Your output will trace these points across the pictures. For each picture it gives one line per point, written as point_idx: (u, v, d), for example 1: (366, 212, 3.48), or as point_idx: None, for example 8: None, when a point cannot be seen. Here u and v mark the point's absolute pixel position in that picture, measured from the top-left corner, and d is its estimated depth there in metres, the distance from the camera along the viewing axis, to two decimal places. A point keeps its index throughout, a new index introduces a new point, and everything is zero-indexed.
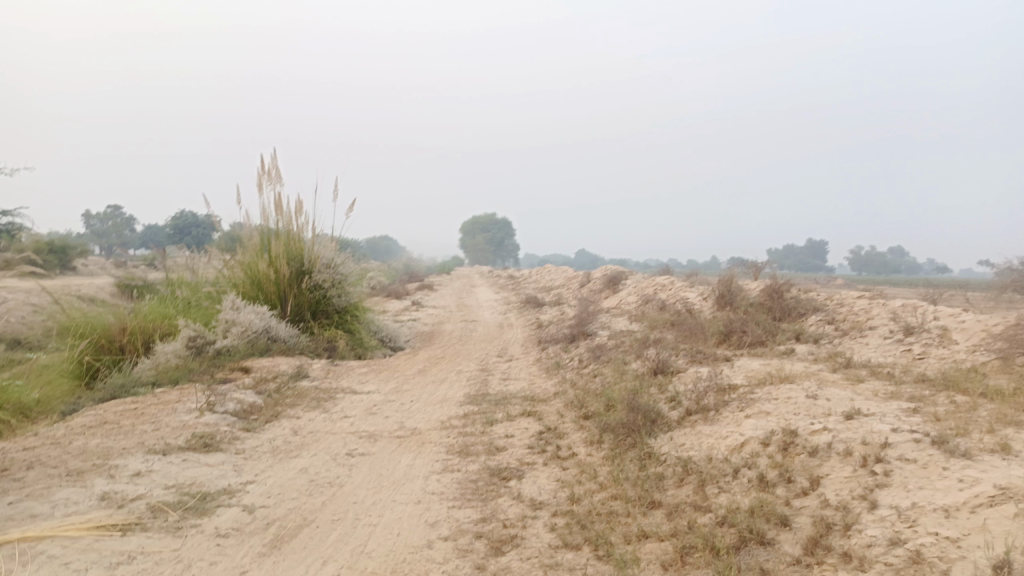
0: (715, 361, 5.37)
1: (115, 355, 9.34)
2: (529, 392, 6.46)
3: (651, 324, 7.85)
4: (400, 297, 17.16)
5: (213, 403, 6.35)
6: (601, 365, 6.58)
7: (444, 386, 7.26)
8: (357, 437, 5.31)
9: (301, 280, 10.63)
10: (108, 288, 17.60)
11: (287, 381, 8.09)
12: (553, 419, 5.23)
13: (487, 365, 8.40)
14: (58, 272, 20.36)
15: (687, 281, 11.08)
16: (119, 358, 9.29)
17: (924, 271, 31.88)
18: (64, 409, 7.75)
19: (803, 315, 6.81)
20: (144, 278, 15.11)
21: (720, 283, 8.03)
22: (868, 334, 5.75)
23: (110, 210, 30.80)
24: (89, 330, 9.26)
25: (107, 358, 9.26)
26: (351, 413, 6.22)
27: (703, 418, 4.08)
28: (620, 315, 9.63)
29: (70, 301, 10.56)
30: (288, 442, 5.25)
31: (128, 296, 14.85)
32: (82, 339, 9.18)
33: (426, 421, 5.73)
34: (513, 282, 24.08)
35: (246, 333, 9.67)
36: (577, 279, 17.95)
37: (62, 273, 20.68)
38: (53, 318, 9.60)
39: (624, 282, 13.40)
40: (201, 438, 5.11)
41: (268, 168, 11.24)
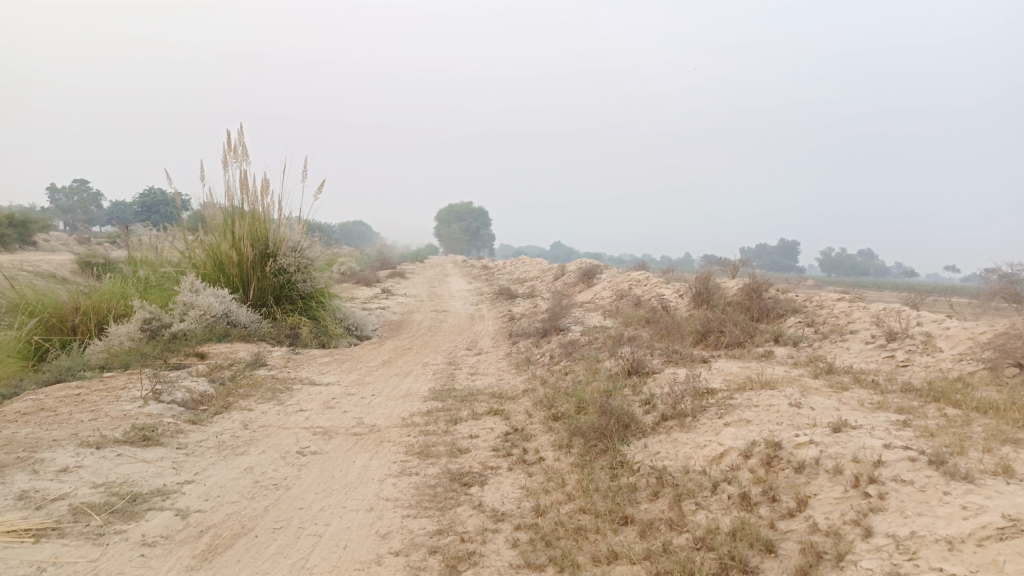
0: (692, 362, 5.13)
1: (66, 336, 8.83)
2: (497, 388, 6.18)
3: (626, 320, 7.60)
4: (371, 284, 16.77)
5: (160, 391, 5.98)
6: (573, 363, 6.32)
7: (409, 379, 6.95)
8: (311, 433, 4.98)
9: (266, 263, 10.19)
10: (68, 265, 17.02)
11: (244, 369, 7.71)
12: (520, 419, 4.96)
13: (455, 358, 8.10)
14: (17, 247, 19.62)
15: (663, 277, 10.87)
16: (70, 340, 8.78)
17: (892, 275, 32.21)
18: (4, 392, 7.30)
19: (782, 316, 6.60)
20: (105, 257, 14.56)
21: (697, 280, 7.81)
22: (849, 338, 5.55)
23: (77, 186, 29.88)
24: (39, 308, 8.77)
25: (57, 339, 8.74)
26: (308, 405, 5.89)
27: (679, 424, 3.82)
28: (594, 310, 9.38)
29: (22, 277, 10.01)
30: (236, 437, 4.91)
31: (87, 274, 14.31)
32: (31, 318, 8.68)
33: (387, 417, 5.42)
34: (487, 273, 23.75)
35: (204, 317, 9.24)
36: (551, 272, 17.70)
37: (22, 248, 19.97)
38: (1, 295, 9.09)
39: (599, 276, 13.16)
40: (141, 430, 4.75)
41: (234, 146, 10.76)
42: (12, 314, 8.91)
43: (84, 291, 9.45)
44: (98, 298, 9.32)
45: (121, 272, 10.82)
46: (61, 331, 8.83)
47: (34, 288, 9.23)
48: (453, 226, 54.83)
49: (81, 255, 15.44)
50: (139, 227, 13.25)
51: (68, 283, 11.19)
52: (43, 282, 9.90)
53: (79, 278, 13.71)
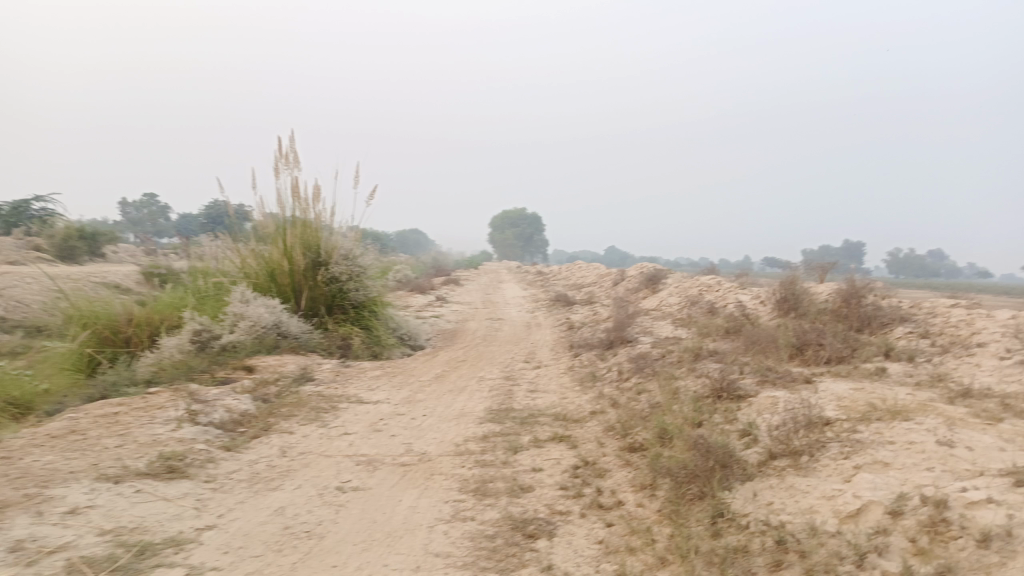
0: (793, 382, 4.39)
1: (119, 348, 8.53)
2: (561, 409, 5.53)
3: (701, 331, 6.85)
4: (425, 292, 16.31)
5: (197, 411, 5.51)
6: (646, 380, 5.61)
7: (464, 396, 6.36)
8: (354, 463, 4.42)
9: (317, 272, 9.77)
10: (134, 275, 17.05)
11: (290, 385, 7.24)
12: (591, 449, 4.29)
13: (513, 372, 7.47)
14: (87, 260, 19.90)
15: (736, 281, 10.04)
16: (122, 352, 8.49)
17: (967, 277, 30.36)
18: (49, 408, 6.98)
19: (887, 325, 5.77)
20: (168, 266, 14.52)
21: (781, 285, 7.01)
22: (978, 353, 4.70)
23: (146, 198, 30.37)
24: (92, 320, 8.50)
25: (110, 350, 8.45)
26: (354, 428, 5.34)
27: (793, 465, 3.10)
28: (662, 318, 8.61)
29: (80, 287, 9.84)
30: (272, 468, 4.38)
31: (150, 286, 14.29)
32: (85, 329, 8.43)
33: (439, 443, 4.81)
34: (543, 278, 23.08)
35: (254, 328, 8.86)
36: (610, 277, 16.95)
37: (91, 260, 20.20)
38: (58, 306, 8.89)
39: (664, 281, 12.36)
40: (167, 460, 4.27)
41: (284, 153, 10.42)
42: (67, 326, 8.70)
43: (138, 302, 9.18)
44: (151, 310, 9.04)
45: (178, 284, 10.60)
46: (113, 343, 8.53)
47: (90, 299, 8.99)
48: (508, 232, 54.40)
49: (145, 267, 15.47)
50: (200, 239, 13.12)
51: (126, 293, 11.02)
52: (98, 293, 9.71)
53: (143, 288, 13.69)
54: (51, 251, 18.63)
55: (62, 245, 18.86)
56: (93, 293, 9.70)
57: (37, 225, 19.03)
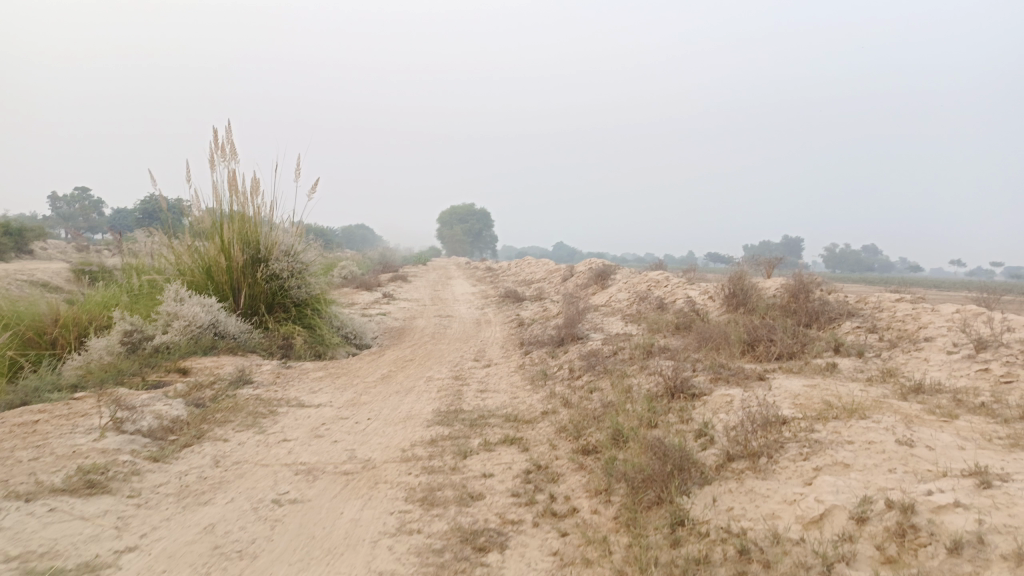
0: (747, 379, 4.32)
1: (44, 351, 8.00)
2: (512, 409, 5.37)
3: (652, 327, 6.77)
4: (372, 289, 15.95)
5: (123, 418, 5.15)
6: (598, 378, 5.49)
7: (410, 398, 6.14)
8: (292, 472, 4.17)
9: (256, 269, 9.38)
10: (64, 273, 16.22)
11: (227, 388, 6.89)
12: (543, 452, 4.14)
13: (462, 372, 7.26)
14: (13, 258, 18.80)
15: (684, 277, 10.04)
16: (48, 356, 7.94)
17: (900, 271, 31.43)
18: None
19: (835, 320, 5.77)
20: (101, 264, 13.81)
21: (730, 280, 6.99)
22: (926, 347, 4.72)
23: (78, 193, 29.02)
24: (14, 321, 7.95)
25: (34, 354, 7.90)
26: (293, 434, 5.07)
27: (751, 468, 3.01)
28: (612, 314, 8.53)
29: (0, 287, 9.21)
30: (203, 480, 4.10)
31: (81, 284, 13.56)
32: (6, 332, 7.87)
33: (384, 448, 4.59)
34: (492, 274, 22.90)
35: (189, 328, 8.43)
36: (559, 273, 16.88)
37: (18, 258, 19.11)
38: None
39: (613, 277, 12.32)
40: (87, 474, 3.94)
41: (221, 145, 9.97)
42: None
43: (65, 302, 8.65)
44: (79, 310, 8.52)
45: (111, 284, 10.05)
46: (38, 345, 8.00)
47: (11, 300, 8.42)
48: (456, 228, 54.06)
49: (75, 265, 14.70)
50: (135, 235, 12.52)
51: (53, 292, 10.41)
52: (21, 293, 9.12)
53: (73, 287, 12.99)
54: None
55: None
56: (15, 293, 9.10)
57: None
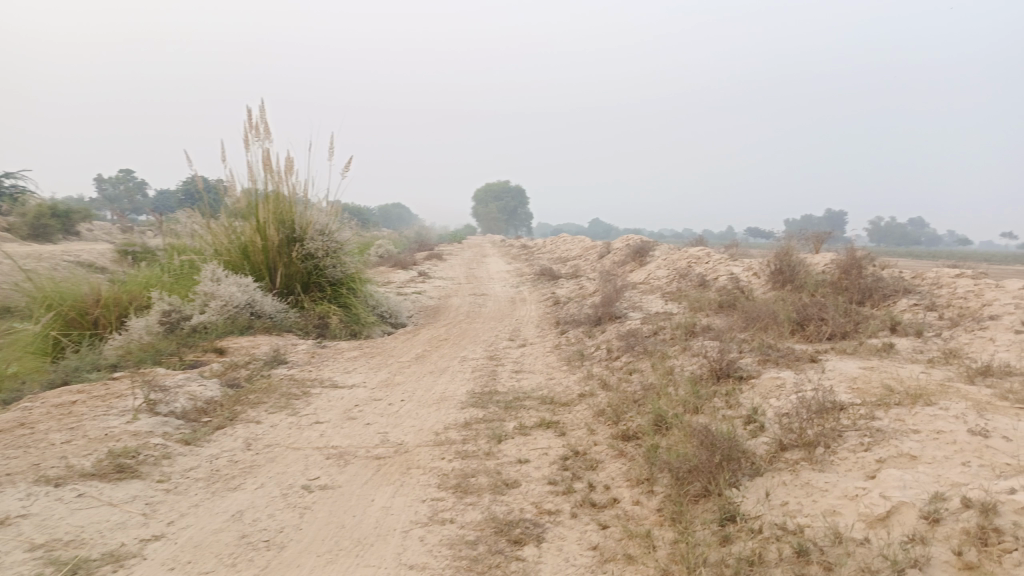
0: (797, 361, 4.07)
1: (87, 331, 8.08)
2: (548, 391, 5.20)
3: (694, 306, 6.51)
4: (407, 267, 15.88)
5: (156, 400, 5.11)
6: (637, 359, 5.29)
7: (445, 379, 6.01)
8: (323, 457, 4.07)
9: (291, 248, 9.31)
10: (109, 253, 16.49)
11: (261, 368, 6.86)
12: (581, 437, 3.96)
13: (497, 351, 7.11)
14: (61, 239, 19.17)
15: (726, 253, 9.72)
16: (90, 335, 8.03)
17: (948, 245, 30.39)
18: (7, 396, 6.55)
19: (889, 298, 5.46)
20: (143, 244, 13.97)
21: (776, 256, 6.69)
22: (991, 326, 4.41)
23: (122, 175, 29.51)
24: (57, 302, 8.04)
25: (76, 333, 7.99)
26: (326, 416, 4.98)
27: (807, 459, 2.79)
28: (652, 292, 8.27)
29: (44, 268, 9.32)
30: (233, 464, 4.02)
31: (124, 264, 13.76)
32: (49, 312, 7.96)
33: (417, 432, 4.47)
34: (528, 252, 22.69)
35: (226, 308, 8.42)
36: (595, 250, 16.61)
37: (65, 239, 19.48)
38: (21, 288, 8.40)
39: (651, 253, 12.02)
40: (118, 458, 3.89)
41: (254, 124, 9.90)
42: (29, 308, 8.22)
43: (107, 283, 8.73)
44: (119, 290, 8.58)
45: (152, 265, 10.14)
46: (80, 325, 8.08)
47: (54, 280, 8.51)
48: (491, 206, 53.90)
49: (118, 245, 14.91)
50: (175, 216, 12.62)
51: (95, 272, 10.55)
52: (64, 273, 9.23)
53: (116, 267, 13.17)
54: (21, 229, 17.98)
55: (33, 223, 18.15)
56: (58, 273, 9.21)
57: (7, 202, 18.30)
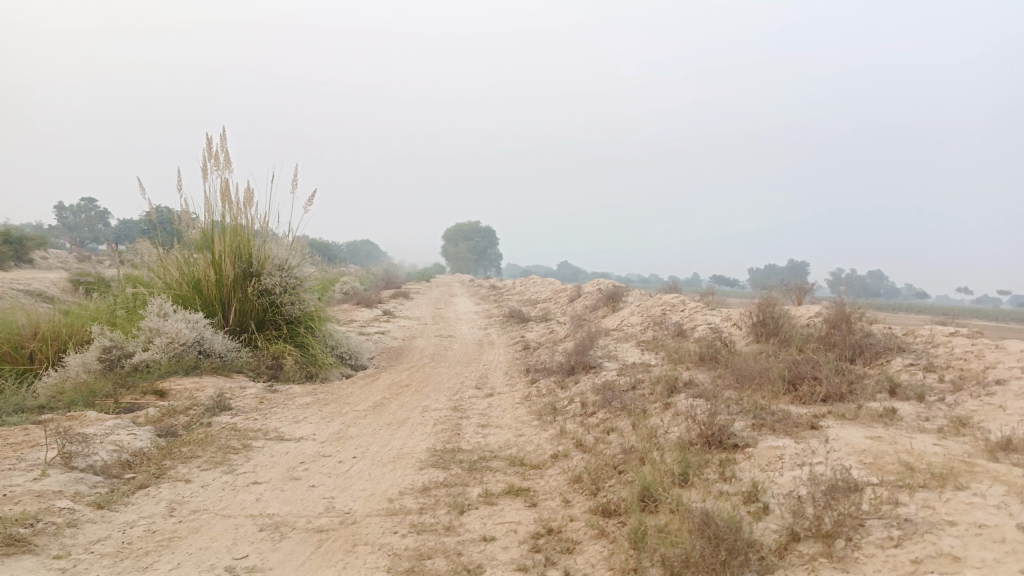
0: (796, 427, 3.66)
1: (19, 366, 7.39)
2: (517, 450, 4.71)
3: (673, 358, 6.12)
4: (372, 305, 15.33)
5: (73, 452, 4.49)
6: (615, 416, 4.85)
7: (403, 432, 5.49)
8: (256, 528, 3.52)
9: (247, 283, 8.74)
10: (62, 281, 15.65)
11: (202, 415, 6.24)
12: (554, 510, 3.48)
13: (462, 401, 6.60)
14: (11, 266, 18.14)
15: (701, 301, 9.43)
16: (23, 371, 7.34)
17: (908, 297, 30.85)
18: None
19: (882, 356, 5.13)
20: (97, 274, 13.21)
21: (759, 307, 6.35)
22: (999, 391, 4.07)
23: (84, 202, 28.57)
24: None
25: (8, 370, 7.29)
26: (266, 476, 4.42)
27: (826, 555, 2.35)
28: (626, 340, 7.86)
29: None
30: (151, 534, 3.45)
31: (74, 295, 12.96)
32: None
33: (368, 498, 3.94)
34: (496, 293, 22.20)
35: (172, 345, 7.78)
36: (565, 293, 16.27)
37: (19, 266, 18.50)
38: None
39: (624, 298, 11.65)
40: (10, 526, 3.28)
41: (214, 153, 9.40)
42: None
43: (47, 314, 8.06)
44: (60, 322, 7.91)
45: (101, 297, 9.50)
46: (13, 361, 7.38)
47: None
48: (460, 246, 53.55)
49: (71, 274, 14.11)
50: (131, 247, 11.97)
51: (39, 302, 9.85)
52: (1, 303, 8.53)
53: (64, 297, 12.40)
54: None
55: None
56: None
57: None
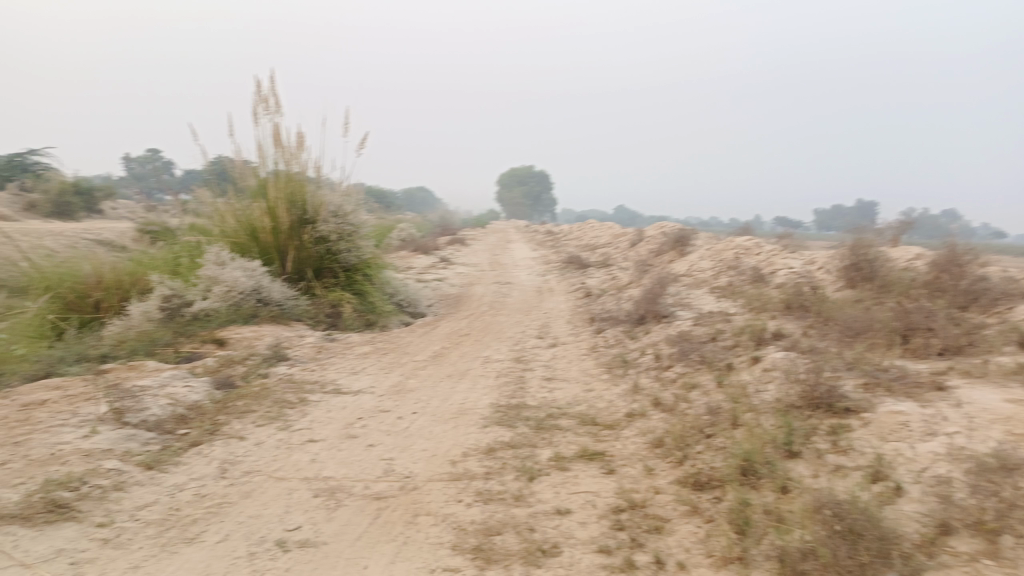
0: (917, 388, 3.17)
1: (86, 315, 7.33)
2: (588, 407, 4.34)
3: (754, 306, 5.60)
4: (429, 252, 15.06)
5: (125, 407, 4.31)
6: (696, 371, 4.41)
7: (464, 385, 5.17)
8: (310, 494, 3.26)
9: (303, 231, 8.48)
10: (129, 230, 15.86)
11: (259, 366, 6.06)
12: (637, 480, 3.10)
13: (524, 352, 6.24)
14: (84, 218, 18.49)
15: (778, 244, 8.78)
16: (89, 320, 7.29)
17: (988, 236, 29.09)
18: None
19: (1003, 303, 4.51)
20: (162, 223, 13.24)
21: (852, 248, 5.74)
22: None
23: (150, 153, 29.00)
24: (55, 283, 7.31)
25: (75, 319, 7.25)
26: (321, 434, 4.16)
27: (991, 556, 1.91)
28: (699, 287, 7.34)
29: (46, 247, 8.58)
30: (201, 499, 3.22)
31: (140, 243, 13.04)
32: (47, 293, 7.21)
33: (429, 460, 3.64)
34: (554, 238, 21.63)
35: (230, 294, 7.61)
36: (627, 237, 15.68)
37: (90, 217, 18.87)
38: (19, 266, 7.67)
39: (692, 241, 11.01)
40: (54, 489, 3.08)
41: (265, 96, 9.09)
42: (27, 287, 7.47)
43: (111, 262, 7.97)
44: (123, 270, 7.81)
45: (164, 246, 9.44)
46: (80, 310, 7.34)
47: (54, 258, 7.77)
48: (515, 191, 52.88)
49: (137, 224, 14.21)
50: (193, 196, 11.93)
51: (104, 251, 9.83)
52: (66, 251, 8.48)
53: (131, 246, 12.49)
54: (45, 206, 17.32)
55: (56, 200, 17.43)
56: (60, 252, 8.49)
57: (31, 182, 17.82)
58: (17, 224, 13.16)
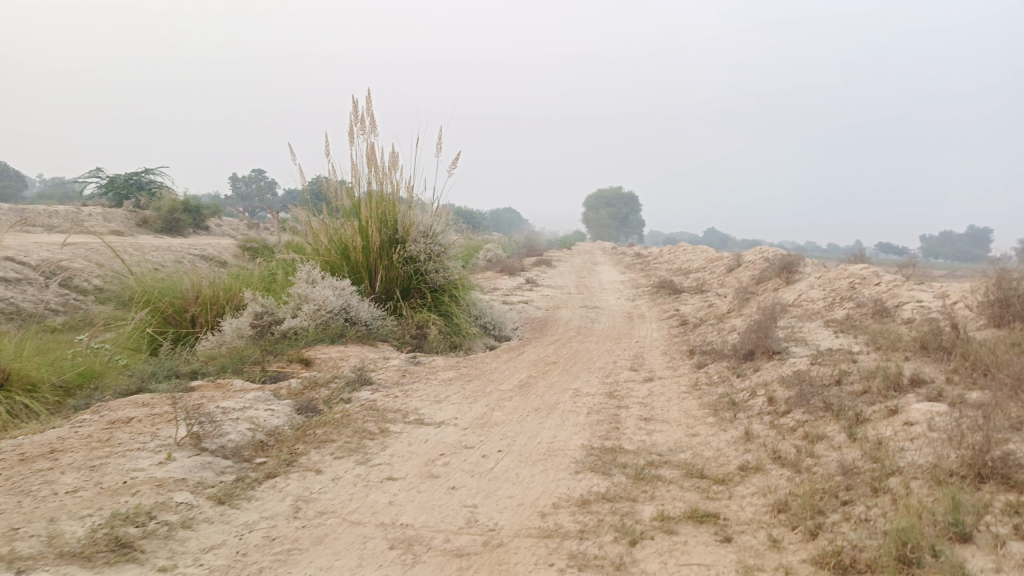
0: None
1: (182, 329, 7.38)
2: (694, 456, 3.87)
3: (882, 344, 4.98)
4: (516, 273, 14.79)
5: (204, 432, 4.16)
6: (820, 420, 3.87)
7: (554, 422, 4.78)
8: (386, 544, 2.95)
9: (393, 250, 8.36)
10: (231, 247, 16.33)
11: (342, 389, 5.87)
12: (761, 554, 2.63)
13: (618, 386, 5.80)
14: (191, 233, 19.28)
15: (898, 274, 7.99)
16: (185, 335, 7.33)
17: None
18: (79, 397, 5.80)
19: None
20: (262, 240, 13.51)
21: (998, 282, 5.04)
22: None
23: (255, 173, 30.22)
24: (155, 297, 7.39)
25: (172, 333, 7.30)
26: (401, 470, 3.86)
27: None
28: (811, 319, 6.71)
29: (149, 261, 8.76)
30: (271, 543, 2.96)
31: (240, 261, 13.33)
32: (146, 307, 7.30)
33: (517, 510, 3.27)
34: (643, 262, 20.95)
35: (319, 313, 7.52)
36: (722, 262, 14.94)
37: (197, 233, 19.66)
38: (123, 280, 7.82)
39: (798, 269, 10.26)
40: (120, 524, 2.89)
41: (360, 116, 9.08)
42: (128, 301, 7.59)
43: (208, 277, 8.04)
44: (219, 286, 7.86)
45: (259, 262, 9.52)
46: (177, 324, 7.39)
47: (155, 273, 7.89)
48: (603, 213, 52.29)
49: (239, 241, 14.61)
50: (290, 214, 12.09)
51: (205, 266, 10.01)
52: (167, 266, 8.64)
53: (231, 262, 12.77)
54: (156, 223, 18.17)
55: (165, 216, 18.24)
56: (162, 266, 8.65)
57: (145, 199, 18.74)
58: (129, 239, 13.72)
